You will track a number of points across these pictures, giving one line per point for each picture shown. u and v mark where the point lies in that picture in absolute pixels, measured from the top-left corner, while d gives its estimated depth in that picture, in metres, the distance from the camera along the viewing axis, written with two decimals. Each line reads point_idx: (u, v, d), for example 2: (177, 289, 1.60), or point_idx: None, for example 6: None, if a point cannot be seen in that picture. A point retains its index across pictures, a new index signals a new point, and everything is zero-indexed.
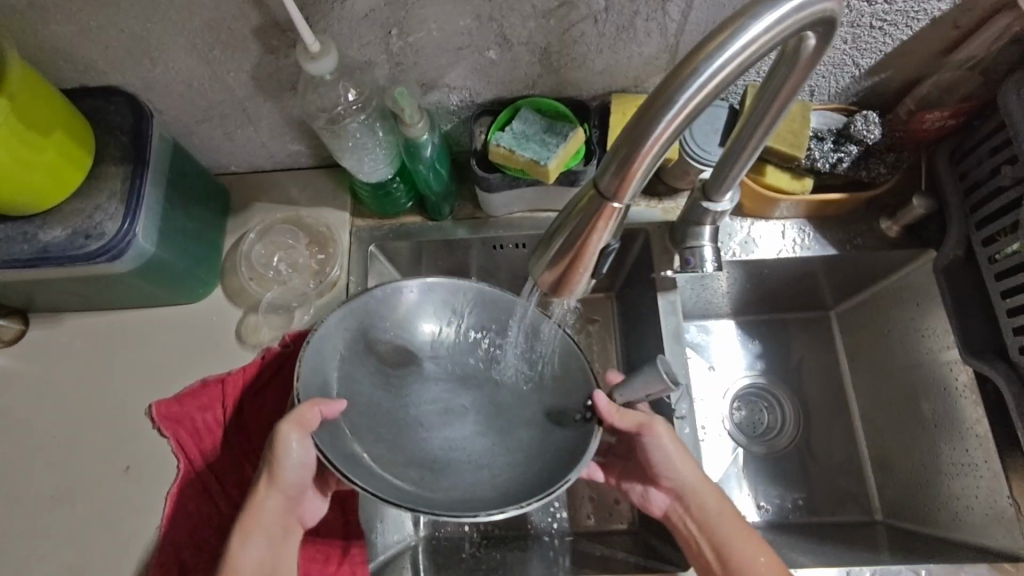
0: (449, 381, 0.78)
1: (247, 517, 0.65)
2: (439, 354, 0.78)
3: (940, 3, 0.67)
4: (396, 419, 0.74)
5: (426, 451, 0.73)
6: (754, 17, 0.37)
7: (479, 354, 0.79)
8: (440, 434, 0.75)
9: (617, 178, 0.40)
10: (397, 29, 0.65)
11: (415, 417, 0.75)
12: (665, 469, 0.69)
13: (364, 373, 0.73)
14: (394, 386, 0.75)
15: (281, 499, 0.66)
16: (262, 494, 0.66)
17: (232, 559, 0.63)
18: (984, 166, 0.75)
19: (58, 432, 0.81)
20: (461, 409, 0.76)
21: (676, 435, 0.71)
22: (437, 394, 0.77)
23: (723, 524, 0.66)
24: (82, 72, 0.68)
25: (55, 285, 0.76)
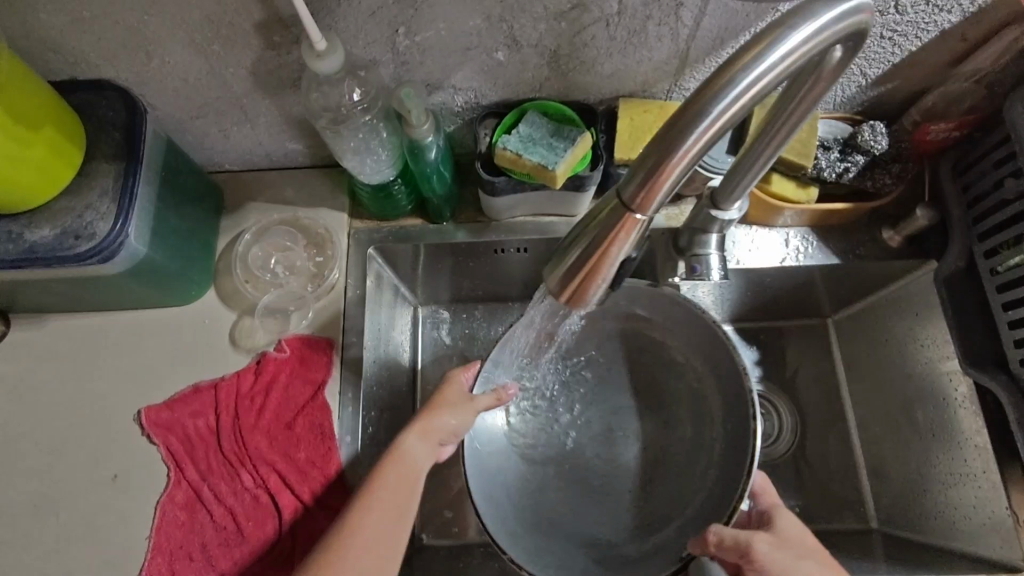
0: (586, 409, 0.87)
1: (420, 423, 0.72)
2: (549, 406, 0.86)
3: (950, 15, 0.67)
4: (547, 471, 0.84)
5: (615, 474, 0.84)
6: (791, 29, 0.36)
7: (585, 387, 0.88)
8: (605, 462, 0.85)
9: (642, 190, 0.39)
10: (404, 28, 0.64)
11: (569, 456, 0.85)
12: None
13: (504, 460, 0.82)
14: (532, 453, 0.84)
15: (445, 428, 0.72)
16: (442, 414, 0.73)
17: (398, 450, 0.69)
18: (987, 179, 0.76)
19: (41, 438, 0.78)
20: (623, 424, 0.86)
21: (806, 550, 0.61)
22: (575, 431, 0.86)
23: None
24: (72, 64, 0.65)
25: (40, 286, 0.73)
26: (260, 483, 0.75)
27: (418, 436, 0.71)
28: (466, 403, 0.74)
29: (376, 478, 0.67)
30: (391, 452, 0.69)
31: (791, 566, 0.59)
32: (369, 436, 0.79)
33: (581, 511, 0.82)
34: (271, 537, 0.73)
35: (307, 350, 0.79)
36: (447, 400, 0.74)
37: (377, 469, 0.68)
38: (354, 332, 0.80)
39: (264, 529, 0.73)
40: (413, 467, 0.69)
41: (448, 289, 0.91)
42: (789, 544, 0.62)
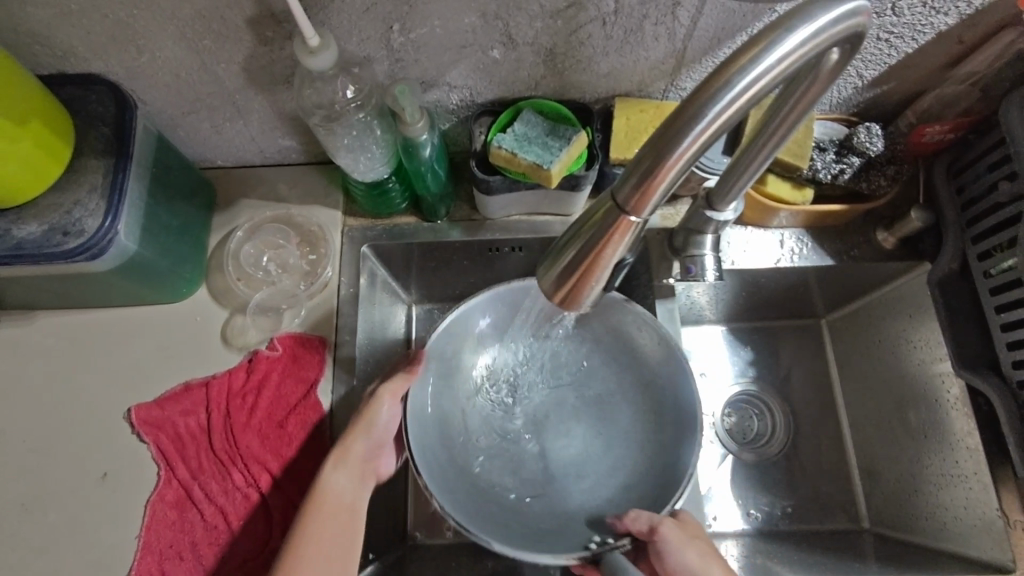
0: (523, 401, 0.84)
1: (335, 454, 0.71)
2: (505, 389, 0.84)
3: (947, 17, 0.67)
4: (483, 458, 0.80)
5: (551, 466, 0.80)
6: (788, 30, 0.36)
7: (525, 376, 0.84)
8: (536, 454, 0.81)
9: (636, 191, 0.39)
10: (399, 25, 0.63)
11: (510, 448, 0.81)
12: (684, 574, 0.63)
13: (450, 434, 0.79)
14: (474, 431, 0.81)
15: (366, 445, 0.72)
16: (352, 439, 0.72)
17: (321, 488, 0.69)
18: (982, 181, 0.76)
19: (29, 436, 0.77)
20: (560, 419, 0.83)
21: (694, 534, 0.66)
22: (520, 423, 0.83)
23: None
24: (60, 58, 0.64)
25: (28, 282, 0.72)
26: (250, 482, 0.74)
27: (334, 468, 0.70)
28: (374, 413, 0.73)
29: (303, 524, 0.66)
30: (314, 495, 0.68)
31: (685, 544, 0.65)
32: None
33: (509, 498, 0.78)
34: (262, 536, 0.73)
35: (299, 349, 0.79)
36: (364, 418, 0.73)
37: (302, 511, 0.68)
38: (347, 331, 0.80)
39: (255, 528, 0.73)
40: (340, 503, 0.69)
41: (443, 288, 0.91)
42: (692, 532, 0.66)
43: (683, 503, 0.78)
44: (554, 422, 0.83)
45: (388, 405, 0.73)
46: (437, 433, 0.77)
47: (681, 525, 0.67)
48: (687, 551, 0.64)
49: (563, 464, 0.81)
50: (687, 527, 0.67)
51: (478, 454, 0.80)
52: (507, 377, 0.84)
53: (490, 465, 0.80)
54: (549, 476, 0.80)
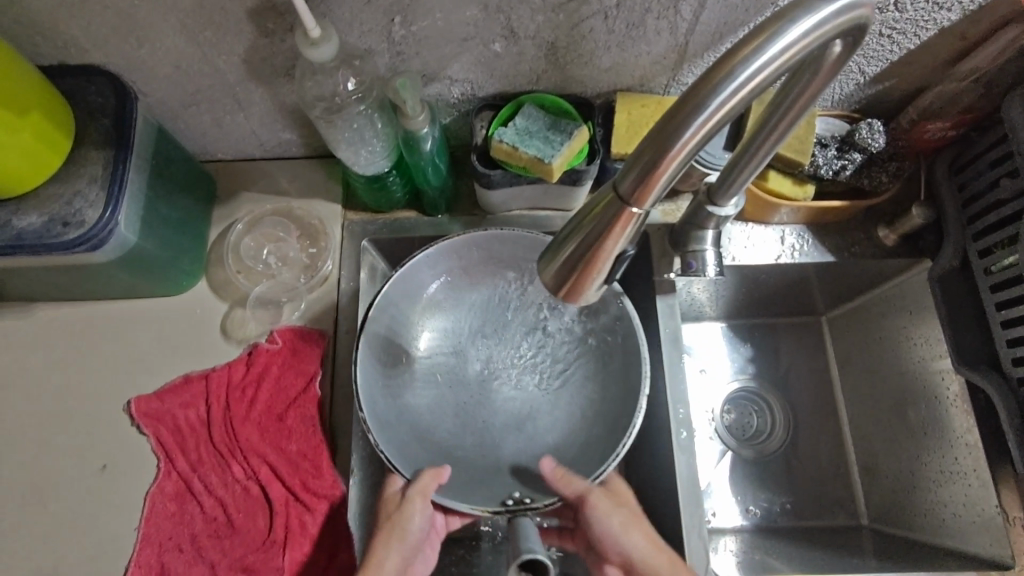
0: (476, 349, 0.82)
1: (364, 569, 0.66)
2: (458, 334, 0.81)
3: (950, 13, 0.67)
4: (432, 406, 0.79)
5: (499, 416, 0.80)
6: (791, 21, 0.36)
7: (478, 324, 0.82)
8: (485, 402, 0.80)
9: (639, 183, 0.39)
10: (400, 17, 0.63)
11: (453, 392, 0.80)
12: (609, 537, 0.69)
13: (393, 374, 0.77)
14: (423, 379, 0.80)
15: (401, 554, 0.68)
16: (383, 553, 0.67)
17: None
18: (983, 178, 0.76)
19: (29, 428, 0.77)
20: (512, 368, 0.81)
21: (619, 501, 0.71)
22: (464, 370, 0.81)
23: None
24: (61, 49, 0.64)
25: (28, 274, 0.72)
26: (250, 475, 0.75)
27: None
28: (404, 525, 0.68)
29: None
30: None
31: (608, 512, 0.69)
32: None
33: (454, 447, 0.77)
34: (262, 529, 0.73)
35: (299, 342, 0.79)
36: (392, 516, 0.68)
37: None
38: (347, 324, 0.80)
39: (255, 520, 0.73)
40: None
41: None
42: (617, 500, 0.71)
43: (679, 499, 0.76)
44: (502, 371, 0.81)
45: (417, 511, 0.68)
46: (386, 383, 0.76)
47: (608, 491, 0.71)
48: (611, 518, 0.69)
49: (512, 412, 0.80)
50: (614, 495, 0.71)
51: (427, 401, 0.79)
52: (460, 325, 0.82)
53: (433, 408, 0.78)
54: (490, 425, 0.79)
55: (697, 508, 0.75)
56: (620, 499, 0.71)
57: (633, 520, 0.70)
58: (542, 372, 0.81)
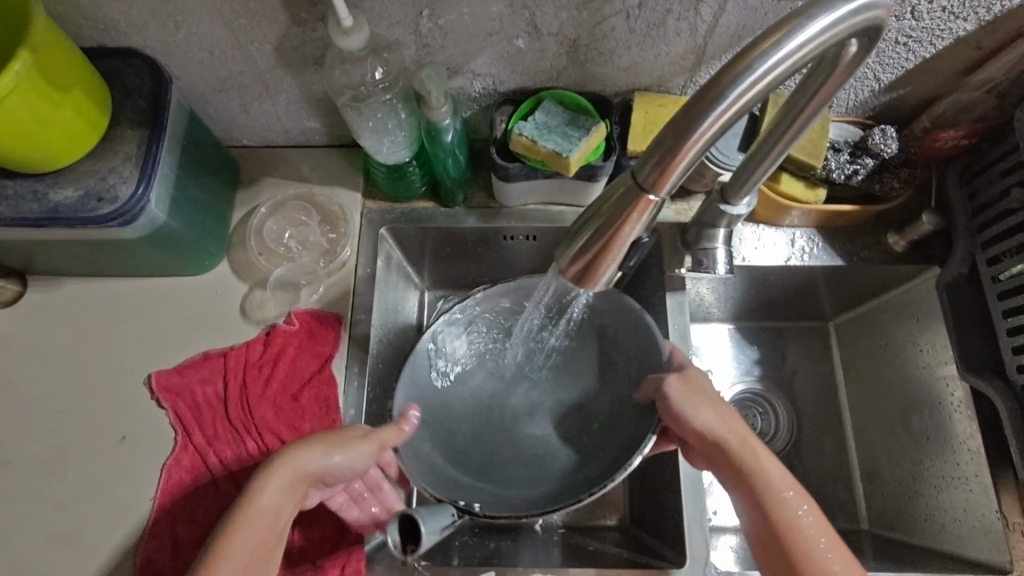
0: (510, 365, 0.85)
1: (281, 464, 0.62)
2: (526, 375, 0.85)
3: (966, 24, 0.68)
4: (480, 423, 0.82)
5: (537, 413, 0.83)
6: (809, 18, 0.37)
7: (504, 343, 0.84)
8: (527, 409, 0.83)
9: (656, 171, 0.41)
10: (429, 11, 0.65)
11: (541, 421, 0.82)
12: (689, 426, 0.65)
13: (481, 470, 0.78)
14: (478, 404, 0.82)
15: (323, 461, 0.63)
16: (314, 450, 0.63)
17: (250, 501, 0.60)
18: (994, 187, 0.77)
19: (52, 398, 0.79)
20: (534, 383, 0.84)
21: (697, 388, 0.67)
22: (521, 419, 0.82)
23: (782, 502, 0.60)
24: (102, 31, 0.67)
25: (60, 247, 0.75)
26: (264, 452, 0.77)
27: (273, 480, 0.61)
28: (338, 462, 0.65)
29: (226, 538, 0.58)
30: (243, 502, 0.60)
31: (690, 404, 0.66)
32: (372, 412, 0.80)
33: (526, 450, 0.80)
34: None
35: (316, 325, 0.81)
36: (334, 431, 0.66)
37: (225, 524, 0.59)
38: (362, 310, 0.82)
39: None
40: (267, 515, 0.60)
41: (456, 273, 0.93)
42: (698, 387, 0.68)
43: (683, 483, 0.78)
44: (533, 365, 0.85)
45: (366, 446, 0.66)
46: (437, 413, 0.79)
47: (686, 376, 0.69)
48: (687, 403, 0.66)
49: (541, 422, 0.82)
50: (690, 381, 0.68)
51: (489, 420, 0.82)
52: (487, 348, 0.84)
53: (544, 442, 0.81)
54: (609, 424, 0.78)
55: (700, 503, 0.77)
56: (700, 386, 0.68)
57: (716, 400, 0.66)
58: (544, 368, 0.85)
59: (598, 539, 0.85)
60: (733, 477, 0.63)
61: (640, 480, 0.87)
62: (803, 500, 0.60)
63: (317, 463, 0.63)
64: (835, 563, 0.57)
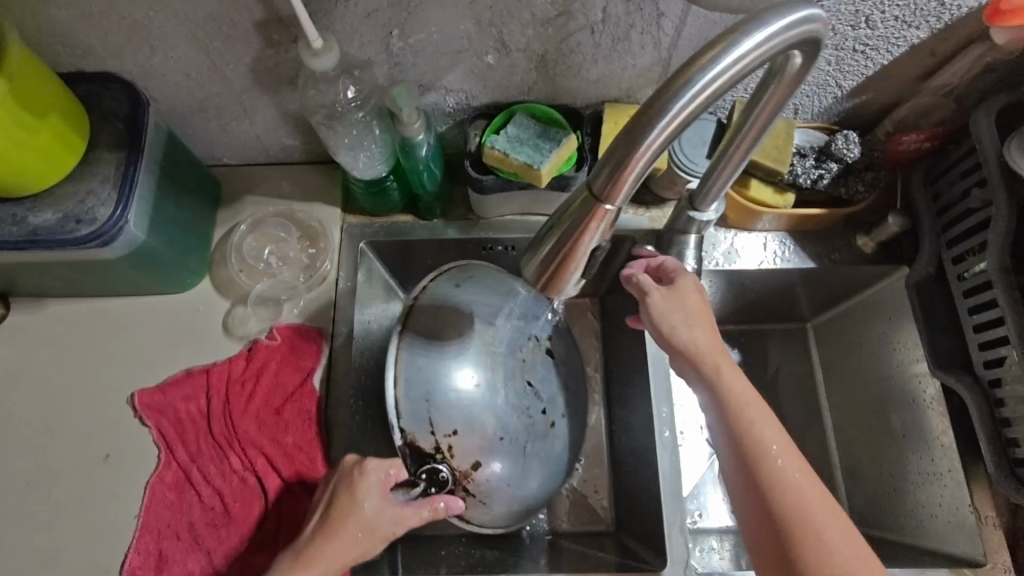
0: (514, 372, 0.75)
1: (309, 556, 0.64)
2: (507, 385, 0.75)
3: (919, 31, 0.70)
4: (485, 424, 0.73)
5: (489, 417, 0.73)
6: (744, 34, 0.39)
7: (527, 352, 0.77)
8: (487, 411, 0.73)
9: (610, 181, 0.42)
10: (398, 30, 0.67)
11: (528, 369, 0.77)
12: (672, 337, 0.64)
13: (538, 449, 0.76)
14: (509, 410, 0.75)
15: (351, 551, 0.65)
16: (338, 545, 0.65)
17: None
18: (956, 188, 0.79)
19: (35, 419, 0.80)
20: (514, 390, 0.75)
21: (681, 304, 0.64)
22: (565, 392, 0.80)
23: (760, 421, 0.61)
24: (79, 57, 0.68)
25: (41, 270, 0.76)
26: (248, 466, 0.77)
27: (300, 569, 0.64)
28: (358, 476, 0.68)
29: None
30: None
31: (668, 317, 0.64)
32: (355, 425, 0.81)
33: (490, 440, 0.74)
34: (258, 518, 0.76)
35: (298, 339, 0.82)
36: (367, 517, 0.66)
37: None
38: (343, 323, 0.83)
39: (250, 510, 0.76)
40: None
41: None
42: (679, 300, 0.64)
43: (664, 485, 0.79)
44: (518, 370, 0.76)
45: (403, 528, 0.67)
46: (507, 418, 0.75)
47: (671, 290, 0.65)
48: (669, 316, 0.64)
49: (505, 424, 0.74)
50: (676, 295, 0.64)
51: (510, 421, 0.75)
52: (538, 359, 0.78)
53: (500, 386, 0.74)
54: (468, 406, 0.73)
55: (680, 506, 0.78)
56: (684, 302, 0.64)
57: (699, 319, 0.64)
58: (510, 373, 0.75)
59: (584, 545, 0.85)
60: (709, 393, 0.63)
61: (622, 485, 0.88)
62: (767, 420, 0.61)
63: (346, 553, 0.65)
64: (792, 474, 0.58)
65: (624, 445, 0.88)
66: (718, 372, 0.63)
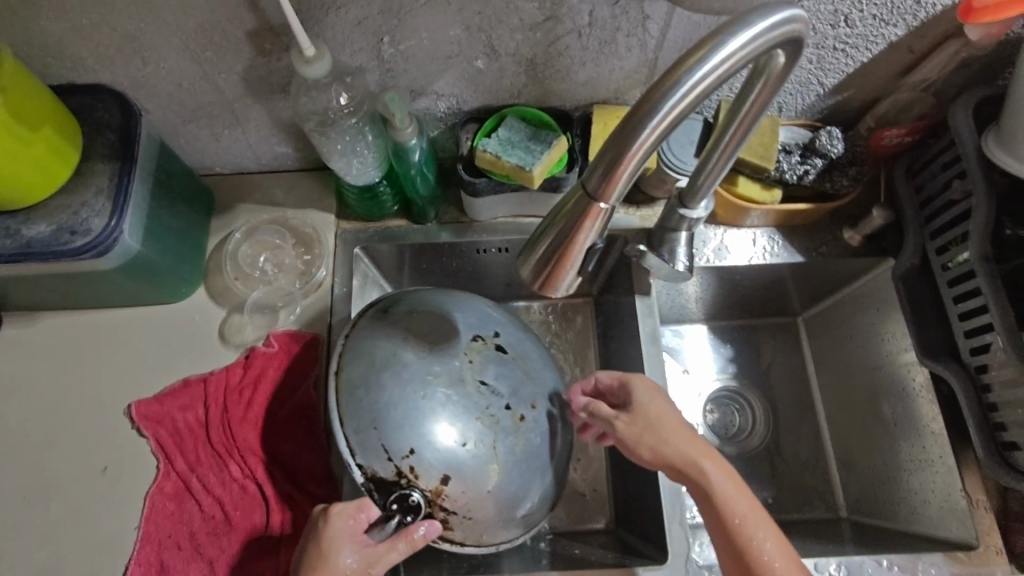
0: (461, 374, 0.68)
1: None
2: (457, 389, 0.67)
3: (897, 29, 0.72)
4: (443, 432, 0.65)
5: (443, 425, 0.65)
6: (730, 34, 0.40)
7: (473, 354, 0.69)
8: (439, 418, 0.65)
9: (603, 181, 0.43)
10: (389, 37, 0.68)
11: (477, 368, 0.69)
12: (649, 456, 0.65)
13: (513, 449, 0.67)
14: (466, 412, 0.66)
15: None
16: None
17: None
18: (937, 180, 0.81)
19: (32, 433, 0.79)
20: (464, 392, 0.67)
21: (648, 420, 0.66)
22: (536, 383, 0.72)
23: (749, 522, 0.62)
24: (70, 69, 0.69)
25: (35, 282, 0.75)
26: (248, 474, 0.77)
27: None
28: (325, 525, 0.63)
29: None
30: None
31: (640, 437, 0.65)
32: None
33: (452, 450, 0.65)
34: (260, 525, 0.76)
35: (294, 346, 0.82)
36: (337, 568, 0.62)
37: None
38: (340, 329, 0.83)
39: (251, 518, 0.76)
40: None
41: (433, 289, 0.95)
42: (643, 419, 0.66)
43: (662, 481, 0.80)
44: (466, 372, 0.68)
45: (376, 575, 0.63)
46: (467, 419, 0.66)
47: (631, 415, 0.67)
48: (642, 442, 0.65)
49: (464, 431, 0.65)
50: (638, 416, 0.66)
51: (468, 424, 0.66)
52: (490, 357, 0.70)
53: (449, 392, 0.66)
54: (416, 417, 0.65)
55: (678, 500, 0.78)
56: (648, 416, 0.66)
57: (666, 430, 0.65)
58: (458, 376, 0.67)
59: (586, 543, 0.85)
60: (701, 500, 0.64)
61: (621, 482, 0.89)
62: (756, 521, 0.62)
63: None
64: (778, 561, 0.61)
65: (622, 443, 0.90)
66: (701, 482, 0.63)
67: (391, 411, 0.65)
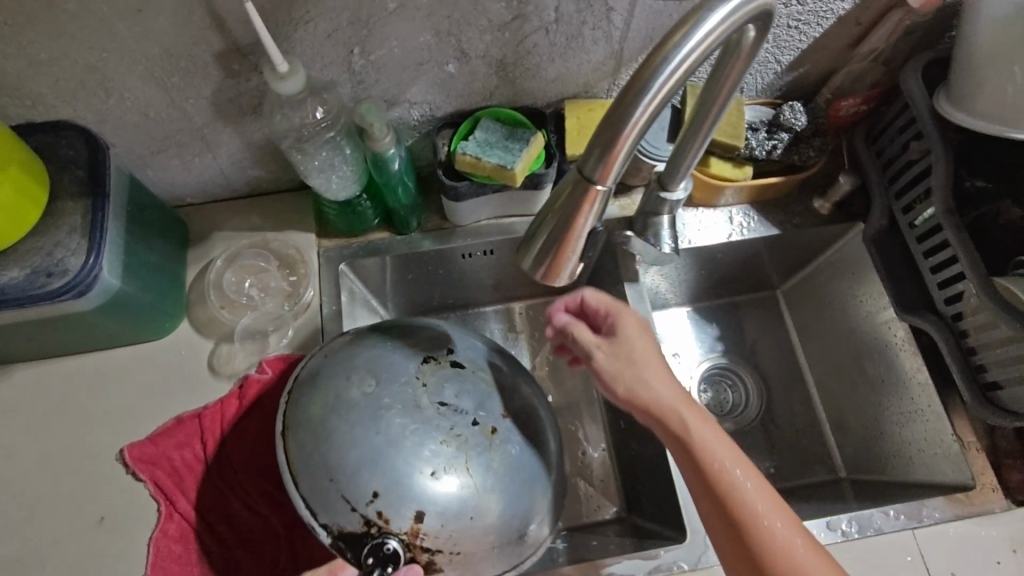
0: (416, 398, 0.62)
1: None
2: (413, 416, 0.61)
3: (844, 3, 0.76)
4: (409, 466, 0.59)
5: (406, 457, 0.59)
6: (709, 10, 0.42)
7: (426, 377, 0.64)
8: (403, 449, 0.60)
9: (600, 163, 0.44)
10: (359, 48, 0.68)
11: (433, 390, 0.64)
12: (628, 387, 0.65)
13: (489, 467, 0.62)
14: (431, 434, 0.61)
15: None
16: None
17: None
18: (895, 143, 0.85)
19: (18, 491, 0.75)
20: (423, 417, 0.62)
21: (628, 351, 0.66)
22: (503, 393, 0.67)
23: (733, 466, 0.61)
24: (29, 107, 0.66)
25: (8, 332, 0.72)
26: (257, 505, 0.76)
27: None
28: None
29: None
30: None
31: (619, 366, 0.65)
32: None
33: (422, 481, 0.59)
34: (273, 555, 0.74)
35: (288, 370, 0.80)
36: None
37: None
38: None
39: (263, 549, 0.74)
40: None
41: (421, 299, 0.94)
42: (625, 350, 0.66)
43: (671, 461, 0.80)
44: (422, 397, 0.63)
45: None
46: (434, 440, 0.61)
47: (614, 343, 0.66)
48: (620, 372, 0.65)
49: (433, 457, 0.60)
50: (621, 345, 0.66)
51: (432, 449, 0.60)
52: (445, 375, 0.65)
53: (405, 420, 0.61)
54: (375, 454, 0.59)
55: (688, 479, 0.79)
56: (626, 349, 0.66)
57: (649, 366, 0.65)
58: (414, 402, 0.62)
59: (601, 533, 0.85)
60: (680, 446, 0.62)
61: (629, 468, 0.90)
62: (741, 469, 0.61)
63: None
64: (759, 502, 0.59)
65: (625, 431, 0.90)
66: (677, 423, 0.62)
67: (349, 454, 0.59)
